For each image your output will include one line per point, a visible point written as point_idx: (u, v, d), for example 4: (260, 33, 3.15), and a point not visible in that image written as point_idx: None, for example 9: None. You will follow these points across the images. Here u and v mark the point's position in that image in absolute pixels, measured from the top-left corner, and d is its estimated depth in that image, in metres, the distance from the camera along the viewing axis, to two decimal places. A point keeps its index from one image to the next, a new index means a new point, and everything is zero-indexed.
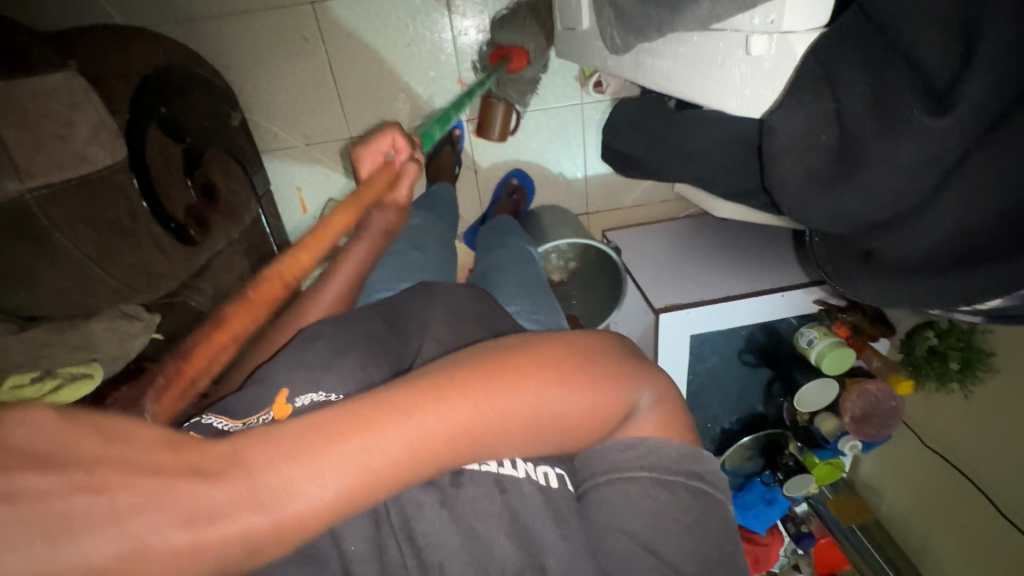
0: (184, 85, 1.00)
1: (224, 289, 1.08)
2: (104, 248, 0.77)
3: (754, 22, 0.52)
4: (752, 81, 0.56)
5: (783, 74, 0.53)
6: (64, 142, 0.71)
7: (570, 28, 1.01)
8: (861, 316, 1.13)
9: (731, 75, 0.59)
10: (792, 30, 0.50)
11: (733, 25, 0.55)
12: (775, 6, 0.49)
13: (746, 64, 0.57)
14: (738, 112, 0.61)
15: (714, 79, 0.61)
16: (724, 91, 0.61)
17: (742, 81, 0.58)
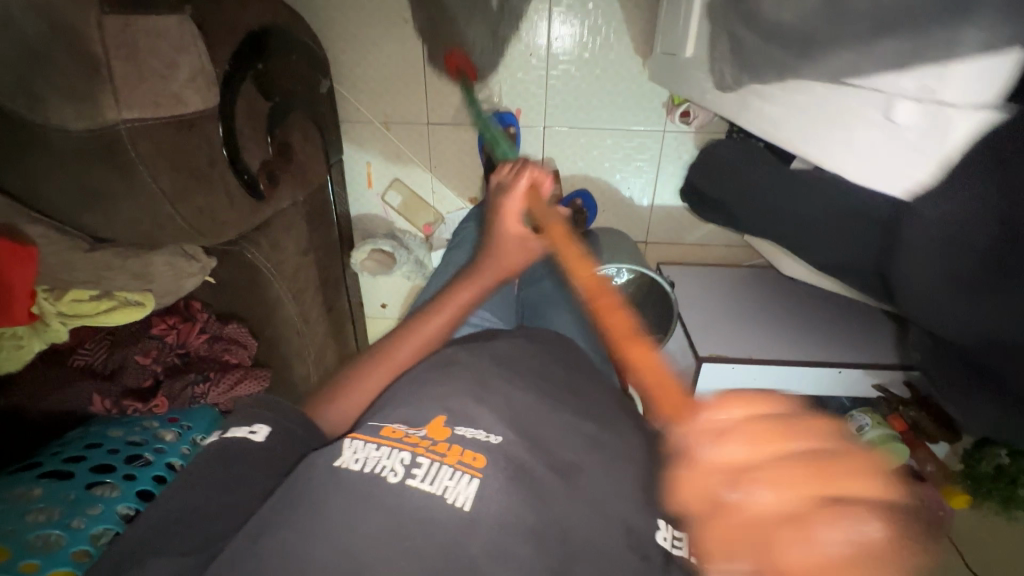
0: (286, 47, 1.05)
1: (278, 247, 1.09)
2: (179, 190, 0.79)
3: (905, 85, 0.40)
4: (886, 153, 0.45)
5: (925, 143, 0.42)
6: (163, 81, 0.73)
7: (672, 55, 0.98)
8: (925, 415, 1.01)
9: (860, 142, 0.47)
10: (961, 101, 0.38)
11: (879, 87, 0.43)
12: (936, 75, 0.38)
13: (881, 131, 0.44)
14: (856, 179, 0.50)
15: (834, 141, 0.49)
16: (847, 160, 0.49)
17: (871, 160, 0.47)
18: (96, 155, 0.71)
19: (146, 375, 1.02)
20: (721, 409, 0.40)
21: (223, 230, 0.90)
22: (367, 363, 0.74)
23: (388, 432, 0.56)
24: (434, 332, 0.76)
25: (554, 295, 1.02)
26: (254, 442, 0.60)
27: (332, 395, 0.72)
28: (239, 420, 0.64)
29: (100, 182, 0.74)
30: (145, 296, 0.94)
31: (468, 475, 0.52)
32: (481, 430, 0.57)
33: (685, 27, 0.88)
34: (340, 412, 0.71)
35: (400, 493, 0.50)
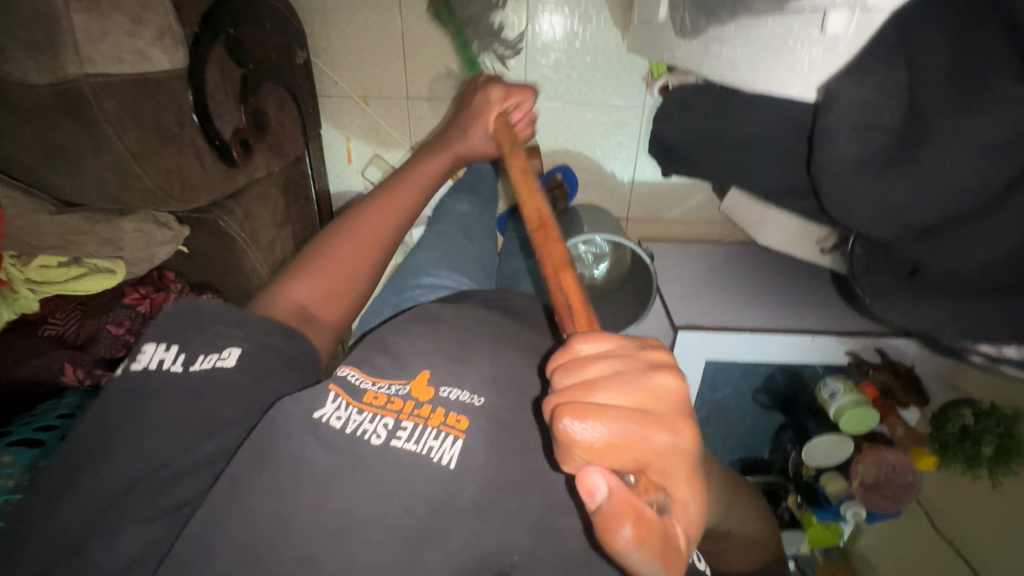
0: (259, 15, 1.04)
1: (253, 217, 1.08)
2: (146, 148, 0.77)
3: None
4: (824, 63, 0.55)
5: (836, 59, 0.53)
6: (129, 38, 0.72)
7: (647, 22, 0.98)
8: (892, 377, 1.03)
9: (802, 62, 0.56)
10: (874, 4, 0.49)
11: (810, 8, 0.53)
12: None
13: (819, 48, 0.54)
14: (804, 96, 0.59)
15: (781, 66, 0.59)
16: (788, 81, 0.59)
17: (816, 73, 0.56)
18: (60, 110, 0.70)
19: (119, 345, 1.01)
20: (580, 342, 0.41)
21: (194, 195, 0.88)
22: (319, 256, 0.72)
23: (368, 391, 0.54)
24: (396, 209, 0.78)
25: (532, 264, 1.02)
26: (224, 368, 0.54)
27: (293, 279, 0.69)
28: (198, 339, 0.56)
29: (66, 139, 0.73)
30: (115, 264, 0.93)
31: (452, 436, 0.50)
32: (463, 392, 0.55)
33: None
34: (305, 293, 0.68)
35: (382, 458, 0.48)
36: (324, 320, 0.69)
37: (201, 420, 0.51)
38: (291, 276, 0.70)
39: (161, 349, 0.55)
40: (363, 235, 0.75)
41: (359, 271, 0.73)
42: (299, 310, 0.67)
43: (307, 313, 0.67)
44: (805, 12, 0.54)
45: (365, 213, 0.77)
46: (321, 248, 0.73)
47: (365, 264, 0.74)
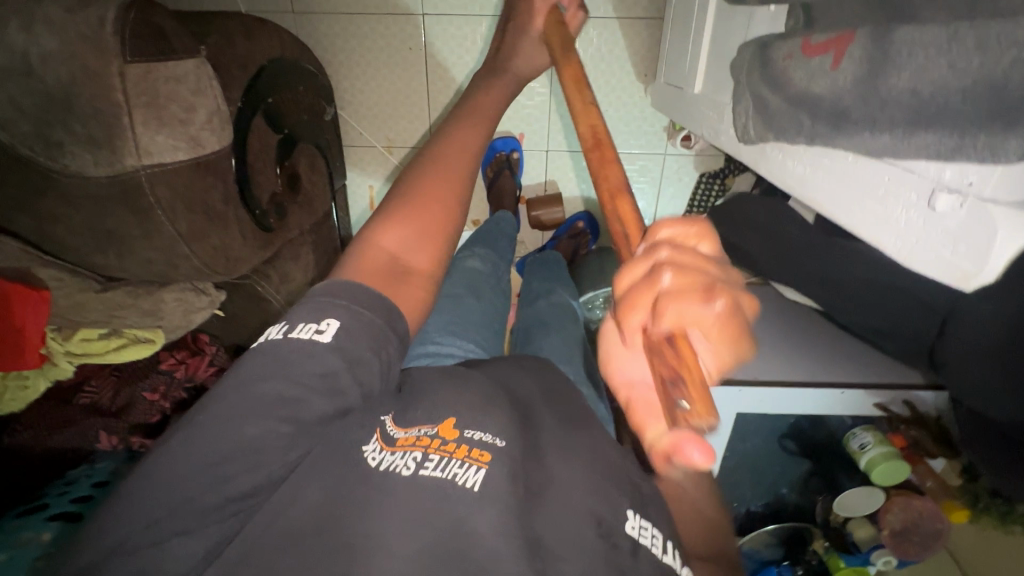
0: (293, 78, 1.04)
1: (286, 278, 1.08)
2: (195, 230, 0.78)
3: (941, 175, 0.37)
4: (922, 233, 0.41)
5: (975, 242, 0.37)
6: (182, 125, 0.72)
7: (677, 88, 1.00)
8: (924, 432, 1.05)
9: (896, 221, 0.43)
10: (995, 201, 0.35)
11: (909, 167, 0.40)
12: (978, 168, 0.35)
13: (920, 216, 0.41)
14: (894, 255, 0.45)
15: (871, 215, 0.45)
16: (882, 235, 0.45)
17: (908, 237, 0.43)
18: (115, 198, 0.71)
19: (154, 410, 1.00)
20: (663, 225, 0.38)
21: (236, 266, 0.90)
22: (405, 196, 0.58)
23: (405, 433, 0.47)
24: (474, 142, 0.64)
25: (558, 317, 1.01)
26: (321, 342, 0.43)
27: (384, 221, 0.56)
28: (303, 312, 0.46)
29: (117, 224, 0.74)
30: (155, 333, 0.93)
31: (477, 466, 0.45)
32: (487, 431, 0.48)
33: (692, 64, 0.90)
34: (400, 238, 0.55)
35: (417, 492, 0.42)
36: (422, 271, 0.55)
37: (281, 411, 0.41)
38: (376, 220, 0.56)
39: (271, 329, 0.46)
40: (448, 167, 0.60)
41: (447, 218, 0.58)
42: (392, 258, 0.54)
43: (404, 264, 0.54)
44: (903, 170, 0.41)
45: (439, 150, 0.61)
46: (404, 190, 0.59)
47: (450, 211, 0.58)
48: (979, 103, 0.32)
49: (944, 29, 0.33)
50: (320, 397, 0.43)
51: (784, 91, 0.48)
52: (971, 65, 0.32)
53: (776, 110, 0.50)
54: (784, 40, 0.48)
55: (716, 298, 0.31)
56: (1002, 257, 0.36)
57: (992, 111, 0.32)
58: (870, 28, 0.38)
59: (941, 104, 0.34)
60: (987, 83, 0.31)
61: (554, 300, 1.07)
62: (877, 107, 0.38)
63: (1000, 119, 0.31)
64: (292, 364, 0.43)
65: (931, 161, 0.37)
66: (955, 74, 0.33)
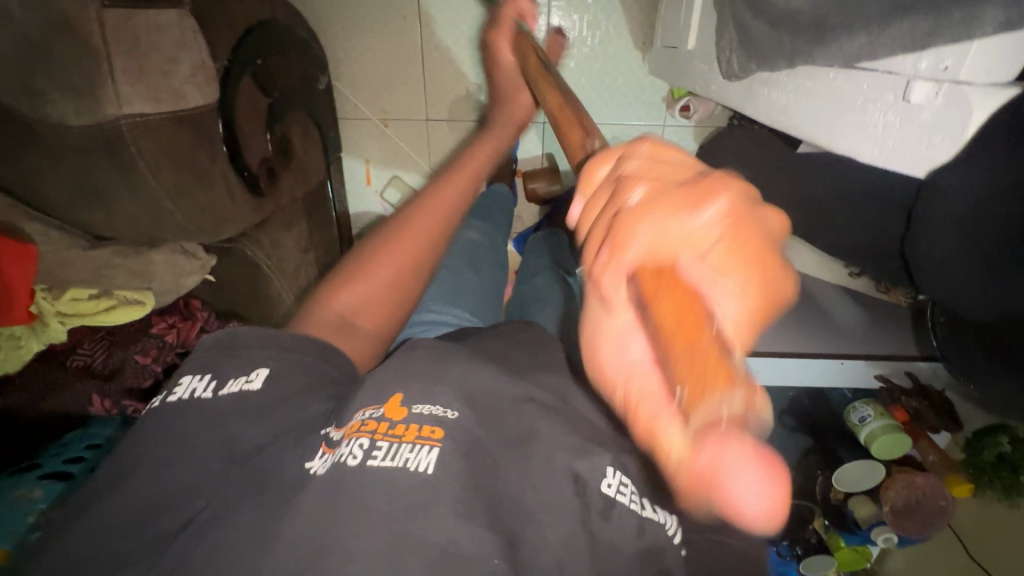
0: (284, 43, 1.04)
1: (278, 246, 1.08)
2: (180, 185, 0.78)
3: (919, 66, 0.42)
4: (901, 133, 0.45)
5: (950, 128, 0.41)
6: (165, 77, 0.72)
7: (673, 48, 0.98)
8: (925, 403, 1.02)
9: (874, 125, 0.47)
10: (969, 82, 0.39)
11: (890, 67, 0.44)
12: (954, 50, 0.38)
13: (898, 115, 0.45)
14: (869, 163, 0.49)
15: (849, 126, 0.50)
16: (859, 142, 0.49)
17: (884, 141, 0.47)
18: (97, 149, 0.70)
19: (145, 375, 1.00)
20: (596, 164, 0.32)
21: (224, 228, 0.89)
22: (364, 254, 0.63)
23: (352, 421, 0.44)
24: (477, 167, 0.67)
25: (553, 290, 1.00)
26: (252, 391, 0.47)
27: (340, 281, 0.61)
28: (232, 363, 0.50)
29: (99, 176, 0.73)
30: (145, 296, 0.93)
31: (429, 445, 0.41)
32: (437, 405, 0.45)
33: (686, 20, 0.88)
34: (353, 300, 0.60)
35: (363, 482, 0.38)
36: (368, 328, 0.60)
37: (223, 450, 0.44)
38: (337, 278, 0.62)
39: (196, 378, 0.49)
40: (427, 207, 0.63)
41: (406, 270, 0.62)
42: (340, 318, 0.59)
43: (350, 322, 0.60)
44: (883, 72, 0.45)
45: (409, 203, 0.64)
46: (367, 246, 0.63)
47: (411, 263, 0.62)
48: None
49: None
50: (256, 427, 0.46)
51: (765, 13, 0.46)
52: None
53: (758, 36, 0.48)
54: None
55: (706, 200, 0.24)
56: (969, 135, 0.40)
57: None
58: None
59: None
60: None
61: (550, 274, 1.05)
62: (856, 9, 0.40)
63: None
64: (234, 415, 0.46)
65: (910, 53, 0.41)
66: None
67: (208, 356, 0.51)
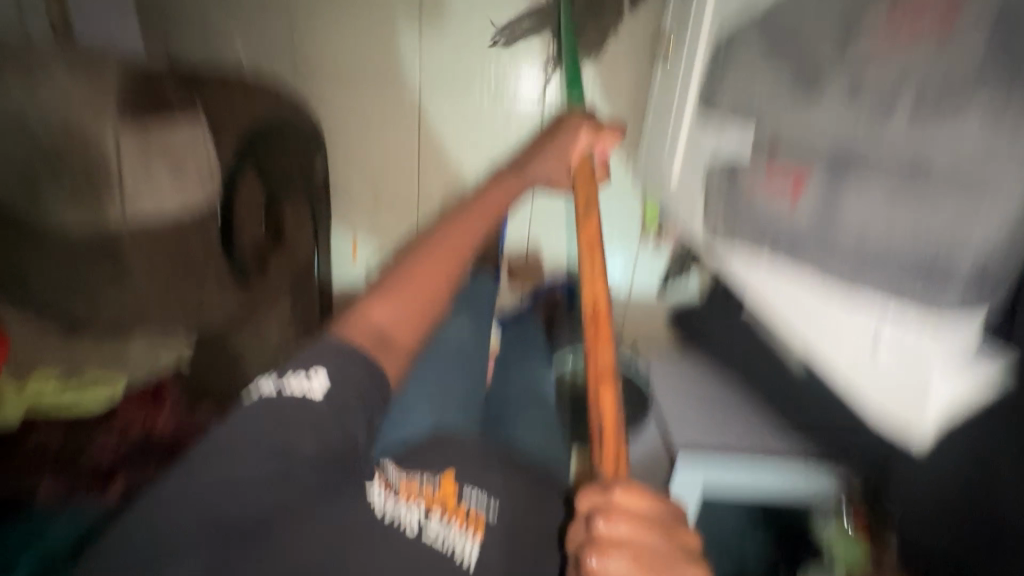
0: (303, 134, 1.09)
1: (262, 329, 1.07)
2: (171, 281, 0.77)
3: (886, 311, 0.41)
4: (868, 374, 0.44)
5: (914, 391, 0.40)
6: (170, 182, 0.73)
7: (654, 171, 1.06)
8: None
9: (844, 351, 0.46)
10: (931, 351, 0.38)
11: (861, 303, 0.43)
12: (916, 312, 0.39)
13: (866, 353, 0.43)
14: (841, 389, 0.48)
15: (825, 349, 0.48)
16: (833, 363, 0.48)
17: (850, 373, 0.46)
18: (94, 249, 0.71)
19: None
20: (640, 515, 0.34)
21: (210, 319, 0.88)
22: (386, 282, 0.57)
23: (406, 484, 0.51)
24: (473, 239, 0.65)
25: (527, 398, 0.98)
26: (314, 401, 0.42)
27: (376, 292, 0.55)
28: (303, 360, 0.45)
29: (91, 273, 0.73)
30: None
31: (472, 534, 0.49)
32: (483, 494, 0.54)
33: (669, 154, 0.96)
34: (390, 313, 0.53)
35: (416, 552, 0.45)
36: (403, 343, 0.53)
37: (277, 448, 0.39)
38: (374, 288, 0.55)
39: (286, 377, 0.43)
40: (442, 246, 0.61)
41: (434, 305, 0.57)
42: (375, 328, 0.52)
43: (384, 333, 0.52)
44: (855, 306, 0.43)
45: (422, 249, 0.61)
46: (395, 277, 0.57)
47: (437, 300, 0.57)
48: (908, 261, 0.38)
49: (887, 186, 0.39)
50: (314, 439, 0.40)
51: (753, 213, 0.54)
52: (904, 226, 0.38)
53: (745, 226, 0.56)
54: (750, 169, 0.55)
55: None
56: (931, 422, 0.39)
57: (917, 269, 0.37)
58: (827, 170, 0.45)
59: (887, 248, 0.39)
60: (922, 247, 0.37)
61: (529, 374, 1.05)
62: (833, 248, 0.44)
63: (927, 278, 0.37)
64: (297, 415, 0.41)
65: (880, 296, 0.41)
66: (891, 229, 0.39)
67: (313, 353, 0.46)
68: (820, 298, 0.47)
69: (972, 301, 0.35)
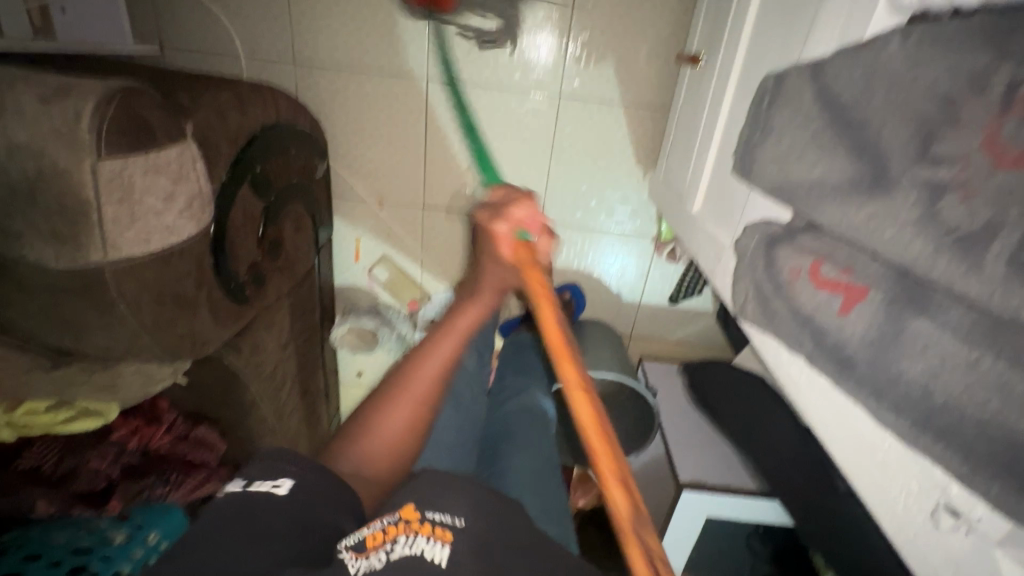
0: (285, 142, 1.00)
1: (260, 348, 1.03)
2: (161, 318, 0.73)
3: (950, 490, 0.35)
4: (920, 535, 0.39)
5: None
6: (158, 217, 0.68)
7: (675, 194, 0.99)
8: None
9: (889, 494, 0.41)
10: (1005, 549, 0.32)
11: (919, 462, 0.37)
12: (989, 512, 0.32)
13: (924, 515, 0.38)
14: (881, 526, 0.43)
15: (867, 480, 0.43)
16: (875, 500, 0.42)
17: (899, 517, 0.40)
18: (76, 290, 0.66)
19: (99, 479, 0.92)
20: None
21: (203, 349, 0.84)
22: (368, 411, 0.57)
23: (371, 530, 0.47)
24: (453, 350, 0.61)
25: (526, 422, 0.97)
26: (277, 496, 0.48)
27: (356, 429, 0.57)
28: (266, 468, 0.51)
29: (77, 314, 0.69)
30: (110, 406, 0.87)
31: (441, 540, 0.46)
32: (444, 512, 0.49)
33: (693, 181, 0.90)
34: (367, 452, 0.56)
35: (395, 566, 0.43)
36: (384, 471, 0.57)
37: (254, 535, 0.44)
38: (352, 424, 0.57)
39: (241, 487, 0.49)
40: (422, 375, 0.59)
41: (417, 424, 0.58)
42: (356, 471, 0.55)
43: (364, 473, 0.55)
44: (911, 458, 0.38)
45: (395, 381, 0.59)
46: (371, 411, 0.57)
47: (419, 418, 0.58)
48: (991, 446, 0.29)
49: (960, 346, 0.30)
50: (282, 517, 0.46)
51: (790, 304, 0.46)
52: (989, 402, 0.29)
53: (780, 317, 0.48)
54: (790, 246, 0.47)
55: None
56: None
57: (996, 461, 0.28)
58: (885, 293, 0.37)
59: (948, 421, 0.31)
60: (1005, 435, 0.28)
61: (536, 404, 1.01)
62: (883, 384, 0.36)
63: (1007, 475, 0.28)
64: (252, 518, 0.46)
65: (943, 475, 0.34)
66: (970, 399, 0.30)
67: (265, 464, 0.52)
68: (874, 429, 0.41)
69: None
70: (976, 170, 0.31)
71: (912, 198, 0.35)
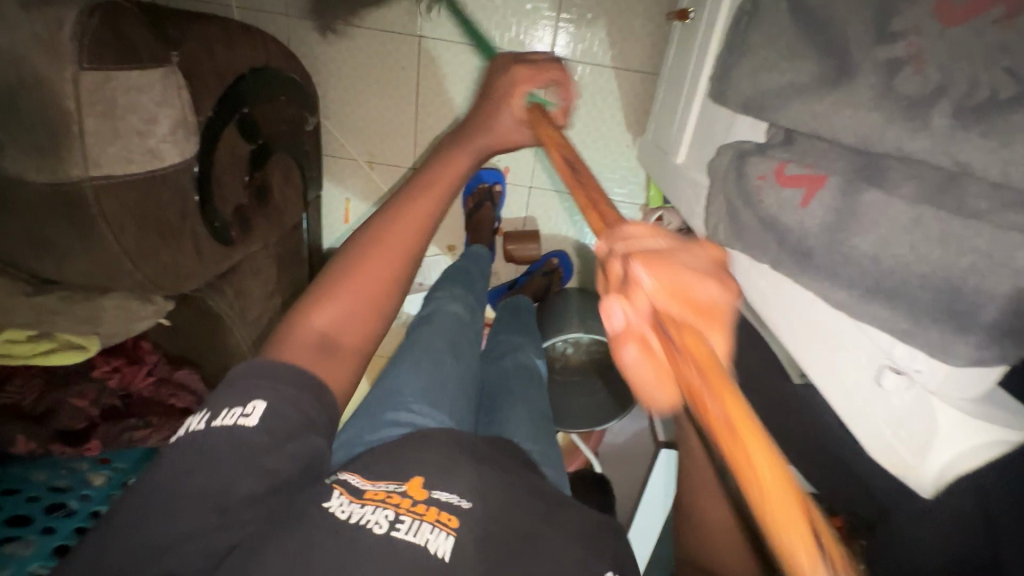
0: (274, 88, 1.00)
1: (244, 295, 1.04)
2: (143, 244, 0.73)
3: (893, 352, 0.41)
4: (866, 406, 0.45)
5: (915, 430, 0.42)
6: (141, 138, 0.68)
7: (662, 152, 1.00)
8: None
9: (843, 375, 0.47)
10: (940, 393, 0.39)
11: (867, 333, 0.43)
12: (926, 359, 0.38)
13: (868, 383, 0.44)
14: (836, 409, 0.49)
15: (822, 364, 0.49)
16: (830, 386, 0.49)
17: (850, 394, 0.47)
18: (57, 207, 0.66)
19: (80, 418, 0.93)
20: None
21: (186, 284, 0.84)
22: (335, 271, 0.44)
23: (371, 488, 0.47)
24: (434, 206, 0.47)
25: (518, 374, 0.96)
26: (247, 430, 0.39)
27: (318, 288, 0.43)
28: (227, 394, 0.41)
29: (56, 233, 0.69)
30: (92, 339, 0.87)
31: (446, 530, 0.44)
32: (453, 494, 0.48)
33: (679, 135, 0.90)
34: (336, 313, 0.43)
35: (386, 553, 0.41)
36: (355, 346, 0.44)
37: (213, 498, 0.38)
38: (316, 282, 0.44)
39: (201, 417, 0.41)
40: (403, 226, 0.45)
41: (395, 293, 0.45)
42: (323, 338, 0.42)
43: (332, 342, 0.43)
44: (860, 332, 0.44)
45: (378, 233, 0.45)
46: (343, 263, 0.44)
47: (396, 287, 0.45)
48: (935, 294, 0.34)
49: (908, 208, 0.34)
50: (251, 475, 0.39)
51: (755, 210, 0.47)
52: (931, 255, 0.33)
53: (746, 226, 0.49)
54: (760, 156, 0.48)
55: None
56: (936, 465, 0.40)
57: (940, 306, 0.34)
58: (842, 178, 0.38)
59: (902, 280, 0.35)
60: (942, 278, 0.33)
61: (518, 356, 1.02)
62: (838, 263, 0.39)
63: (948, 320, 0.34)
64: (219, 460, 0.39)
65: (885, 339, 0.41)
66: (916, 256, 0.34)
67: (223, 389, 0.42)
68: (825, 312, 0.46)
69: (987, 352, 0.33)
70: (928, 39, 0.34)
71: (871, 81, 0.37)
